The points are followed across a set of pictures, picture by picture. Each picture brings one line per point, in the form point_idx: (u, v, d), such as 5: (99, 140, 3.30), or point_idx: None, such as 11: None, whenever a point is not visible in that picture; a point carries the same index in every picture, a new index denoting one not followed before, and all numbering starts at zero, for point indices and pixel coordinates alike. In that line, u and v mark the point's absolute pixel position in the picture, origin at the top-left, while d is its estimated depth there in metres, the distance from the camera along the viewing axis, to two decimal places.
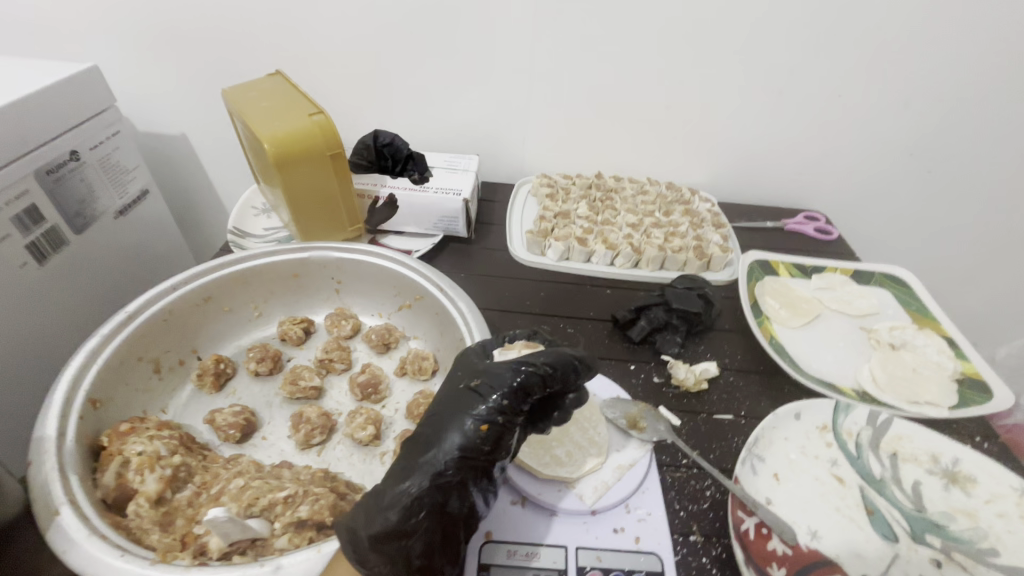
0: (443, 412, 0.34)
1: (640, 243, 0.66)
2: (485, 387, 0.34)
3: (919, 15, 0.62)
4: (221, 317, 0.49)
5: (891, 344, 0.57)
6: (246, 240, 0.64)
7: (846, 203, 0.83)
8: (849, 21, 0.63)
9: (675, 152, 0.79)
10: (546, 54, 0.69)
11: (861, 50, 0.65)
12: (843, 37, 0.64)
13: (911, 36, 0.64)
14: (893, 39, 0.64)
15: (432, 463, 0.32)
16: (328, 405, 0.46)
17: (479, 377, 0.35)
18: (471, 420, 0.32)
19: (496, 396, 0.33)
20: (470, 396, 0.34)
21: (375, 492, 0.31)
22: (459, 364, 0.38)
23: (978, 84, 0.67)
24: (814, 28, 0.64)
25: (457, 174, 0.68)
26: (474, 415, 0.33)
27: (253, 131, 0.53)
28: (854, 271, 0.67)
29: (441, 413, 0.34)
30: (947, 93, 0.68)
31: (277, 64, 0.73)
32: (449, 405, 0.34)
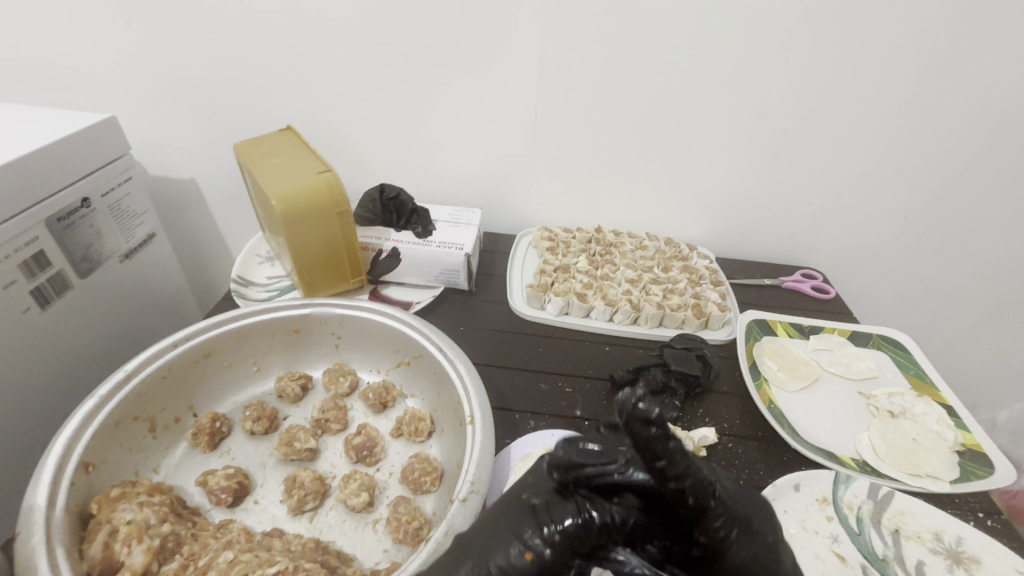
0: (499, 522, 0.36)
1: (639, 299, 0.67)
2: (547, 512, 0.36)
3: (908, 85, 0.65)
4: (220, 373, 0.49)
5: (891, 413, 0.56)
6: (250, 290, 0.64)
7: (842, 262, 0.84)
8: (841, 88, 0.66)
9: (674, 207, 0.81)
10: (550, 112, 0.72)
11: (853, 116, 0.68)
12: (835, 103, 0.67)
13: (900, 105, 0.66)
14: (883, 107, 0.67)
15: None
16: (322, 468, 0.45)
17: (541, 495, 0.37)
18: (516, 546, 0.34)
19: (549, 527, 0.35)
20: (530, 515, 0.36)
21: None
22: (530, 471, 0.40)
23: (968, 150, 0.69)
24: (807, 95, 0.67)
25: (460, 228, 0.69)
26: (521, 540, 0.34)
27: (263, 187, 0.55)
28: (851, 333, 0.67)
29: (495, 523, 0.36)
30: (938, 157, 0.70)
31: (288, 116, 0.75)
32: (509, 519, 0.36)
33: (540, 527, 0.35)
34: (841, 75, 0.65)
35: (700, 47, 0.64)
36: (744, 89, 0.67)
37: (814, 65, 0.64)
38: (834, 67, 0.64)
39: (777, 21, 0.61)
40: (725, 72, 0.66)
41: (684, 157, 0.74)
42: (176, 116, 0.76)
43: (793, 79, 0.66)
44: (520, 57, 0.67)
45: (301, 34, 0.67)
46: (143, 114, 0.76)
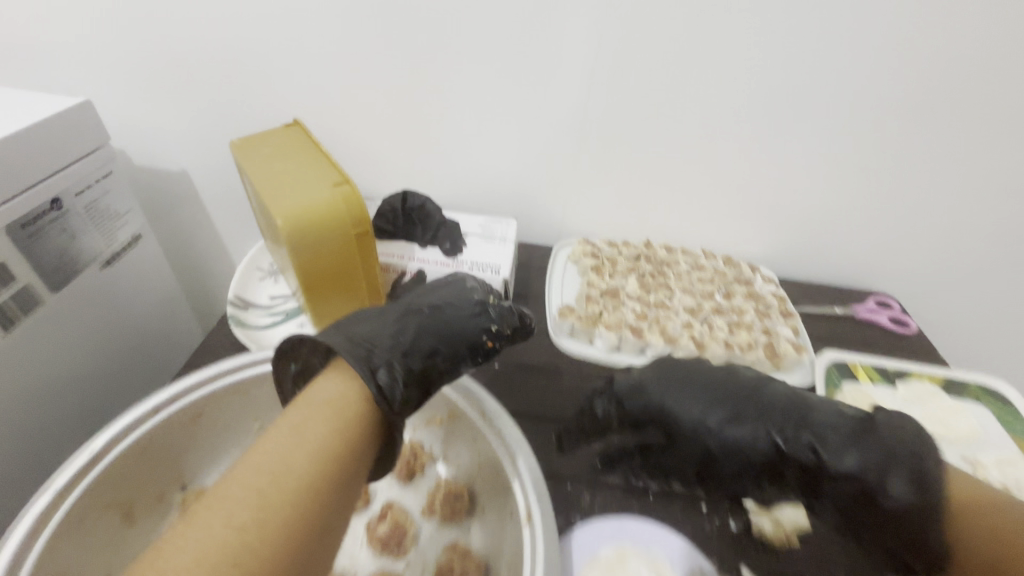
0: (338, 335, 0.39)
1: (702, 335, 0.57)
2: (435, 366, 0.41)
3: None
4: (214, 435, 0.41)
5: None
6: (248, 314, 0.55)
7: (921, 289, 0.73)
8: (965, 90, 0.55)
9: (736, 220, 0.70)
10: (605, 108, 0.61)
11: (972, 125, 0.57)
12: (956, 109, 0.56)
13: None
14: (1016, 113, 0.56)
15: (376, 362, 0.38)
16: (341, 558, 0.39)
17: (445, 345, 0.41)
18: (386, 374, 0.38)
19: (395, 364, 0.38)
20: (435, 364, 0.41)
21: (362, 357, 0.37)
22: (447, 349, 0.42)
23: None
24: (921, 95, 0.56)
25: (494, 244, 0.59)
26: (385, 368, 0.38)
27: (264, 203, 0.45)
28: (944, 380, 0.58)
29: (351, 327, 0.41)
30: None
31: (290, 106, 0.64)
32: (355, 347, 0.38)
33: (396, 358, 0.39)
34: (974, 73, 0.54)
35: (803, 33, 0.53)
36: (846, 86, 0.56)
37: (934, 62, 0.53)
38: (948, 65, 0.53)
39: (905, 4, 0.50)
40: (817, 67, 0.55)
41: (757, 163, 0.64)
42: (163, 106, 0.65)
43: (908, 77, 0.55)
44: (571, 44, 0.56)
45: (312, 6, 0.56)
46: (124, 101, 0.65)
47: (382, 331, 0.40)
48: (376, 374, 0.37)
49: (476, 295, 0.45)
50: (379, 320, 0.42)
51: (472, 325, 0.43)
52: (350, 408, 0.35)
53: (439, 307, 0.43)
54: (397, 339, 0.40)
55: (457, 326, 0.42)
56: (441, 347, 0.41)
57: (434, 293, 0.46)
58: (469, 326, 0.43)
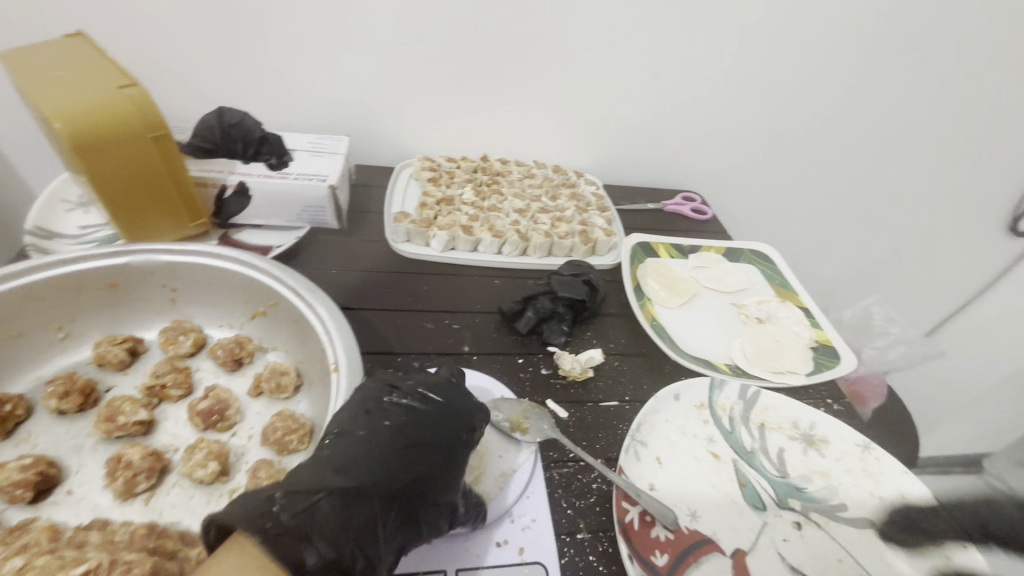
0: (261, 502, 0.27)
1: (527, 229, 0.63)
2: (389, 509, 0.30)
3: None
4: (9, 345, 0.40)
5: (798, 514, 0.43)
6: (52, 244, 0.52)
7: (719, 185, 0.86)
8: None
9: (565, 134, 0.75)
10: (425, 22, 0.62)
11: (741, 29, 0.66)
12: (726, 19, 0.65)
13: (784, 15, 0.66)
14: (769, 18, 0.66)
15: (318, 539, 0.27)
16: (160, 441, 0.38)
17: (414, 471, 0.32)
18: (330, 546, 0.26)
19: (347, 530, 0.28)
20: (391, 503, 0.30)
21: (296, 534, 0.26)
22: (413, 478, 0.32)
23: (835, 65, 0.72)
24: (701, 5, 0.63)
25: (323, 158, 0.60)
26: (325, 541, 0.27)
27: (37, 106, 0.42)
28: (726, 249, 0.70)
29: (289, 483, 0.29)
30: (810, 72, 0.72)
31: (69, 22, 0.57)
32: (291, 515, 0.27)
33: (349, 517, 0.28)
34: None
35: None
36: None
37: None
38: None
39: None
40: None
41: (574, 77, 0.69)
42: None
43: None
44: None
45: None
46: None
47: (322, 478, 0.29)
48: (303, 555, 0.26)
49: (449, 401, 0.37)
50: (323, 457, 0.31)
51: (442, 437, 0.34)
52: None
53: (397, 422, 0.34)
54: (342, 492, 0.29)
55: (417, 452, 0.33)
56: (404, 493, 0.31)
57: (389, 399, 0.36)
58: (432, 447, 0.34)
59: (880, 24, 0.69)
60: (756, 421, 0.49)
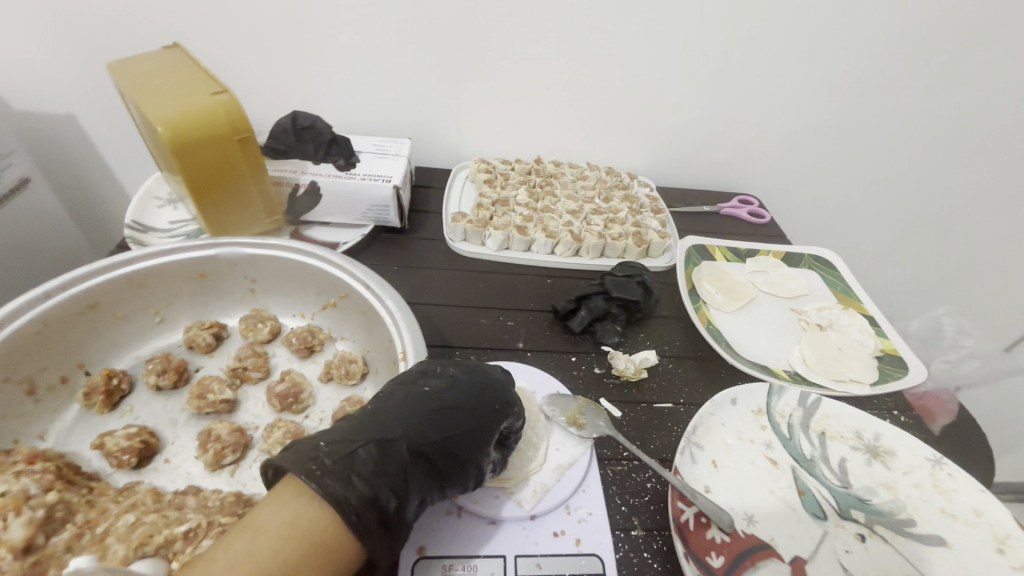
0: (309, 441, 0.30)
1: (580, 230, 0.64)
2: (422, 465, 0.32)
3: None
4: (115, 326, 0.44)
5: (863, 526, 0.41)
6: (147, 236, 0.57)
7: (777, 189, 0.84)
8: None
9: (620, 136, 0.76)
10: (485, 30, 0.63)
11: (808, 28, 0.64)
12: (792, 20, 0.63)
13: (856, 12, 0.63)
14: (839, 15, 0.63)
15: (355, 477, 0.29)
16: (243, 419, 0.42)
17: (447, 435, 0.34)
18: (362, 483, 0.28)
19: (381, 476, 0.30)
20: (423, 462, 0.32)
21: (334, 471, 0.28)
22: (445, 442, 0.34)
23: (910, 63, 0.68)
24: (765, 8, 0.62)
25: (387, 160, 0.63)
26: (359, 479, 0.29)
27: (142, 112, 0.47)
28: (785, 254, 0.69)
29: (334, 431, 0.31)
30: (882, 71, 0.69)
31: (166, 34, 0.62)
32: (331, 456, 0.29)
33: (385, 468, 0.30)
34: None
35: None
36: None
37: None
38: None
39: None
40: None
41: (630, 79, 0.69)
42: (26, 41, 0.62)
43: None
44: None
45: None
46: None
47: (362, 429, 0.31)
48: (342, 492, 0.28)
49: (489, 379, 0.39)
50: (368, 414, 0.33)
51: (478, 411, 0.36)
52: (308, 521, 0.26)
53: (437, 394, 0.35)
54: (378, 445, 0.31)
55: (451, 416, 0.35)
56: (435, 450, 0.33)
57: (429, 370, 0.38)
58: (464, 412, 0.35)
59: (963, 19, 0.65)
60: (816, 429, 0.47)
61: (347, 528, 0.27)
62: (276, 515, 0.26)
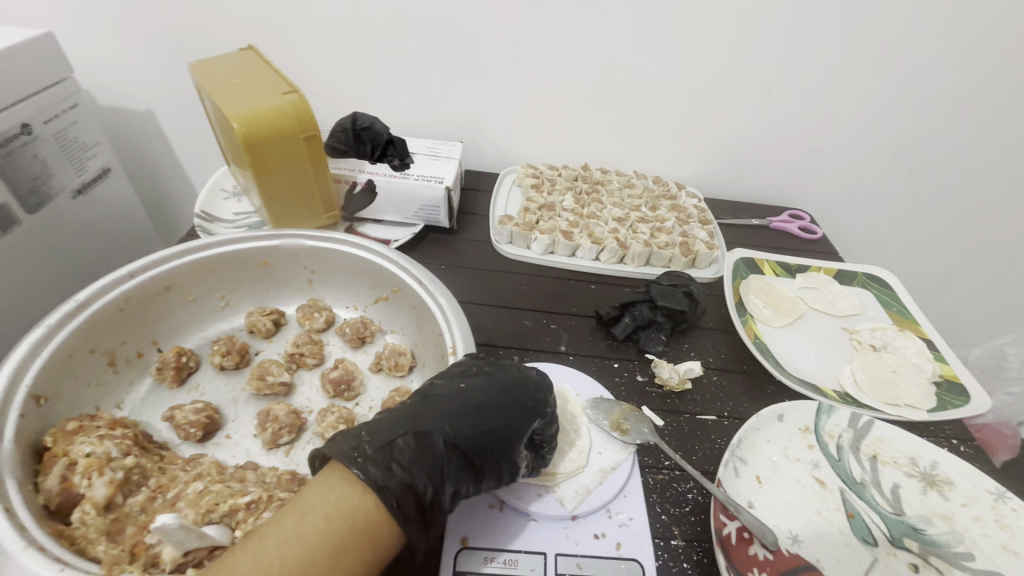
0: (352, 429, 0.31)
1: (626, 237, 0.64)
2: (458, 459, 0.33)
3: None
4: (185, 307, 0.47)
5: (916, 556, 0.40)
6: (215, 225, 0.60)
7: (831, 205, 0.81)
8: (865, 5, 0.59)
9: (669, 145, 0.75)
10: (541, 38, 0.64)
11: (873, 39, 0.62)
12: (855, 34, 0.62)
13: (926, 23, 0.61)
14: (909, 27, 0.61)
15: (395, 467, 0.30)
16: (298, 402, 0.44)
17: (483, 430, 0.34)
18: (401, 473, 0.30)
19: (419, 466, 0.31)
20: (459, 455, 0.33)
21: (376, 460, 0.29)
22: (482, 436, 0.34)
23: (983, 78, 0.65)
24: (827, 21, 0.61)
25: (439, 162, 0.65)
26: (399, 469, 0.30)
27: (220, 109, 0.50)
28: (837, 271, 0.67)
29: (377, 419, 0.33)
30: (952, 85, 0.66)
31: (241, 38, 0.66)
32: (372, 443, 0.30)
33: (423, 459, 0.31)
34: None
35: None
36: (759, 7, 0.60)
37: None
38: None
39: None
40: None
41: (684, 88, 0.68)
42: (118, 43, 0.67)
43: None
44: None
45: None
46: (80, 36, 0.67)
47: (402, 421, 0.32)
48: (382, 479, 0.29)
49: (525, 377, 0.39)
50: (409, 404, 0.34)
51: (513, 408, 0.36)
52: (352, 505, 0.27)
53: (474, 391, 0.36)
54: (418, 437, 0.32)
55: (484, 413, 0.35)
56: (472, 445, 0.33)
57: (468, 368, 0.38)
58: (500, 410, 0.36)
59: None
60: (867, 452, 0.46)
61: (388, 513, 0.28)
62: (323, 498, 0.27)
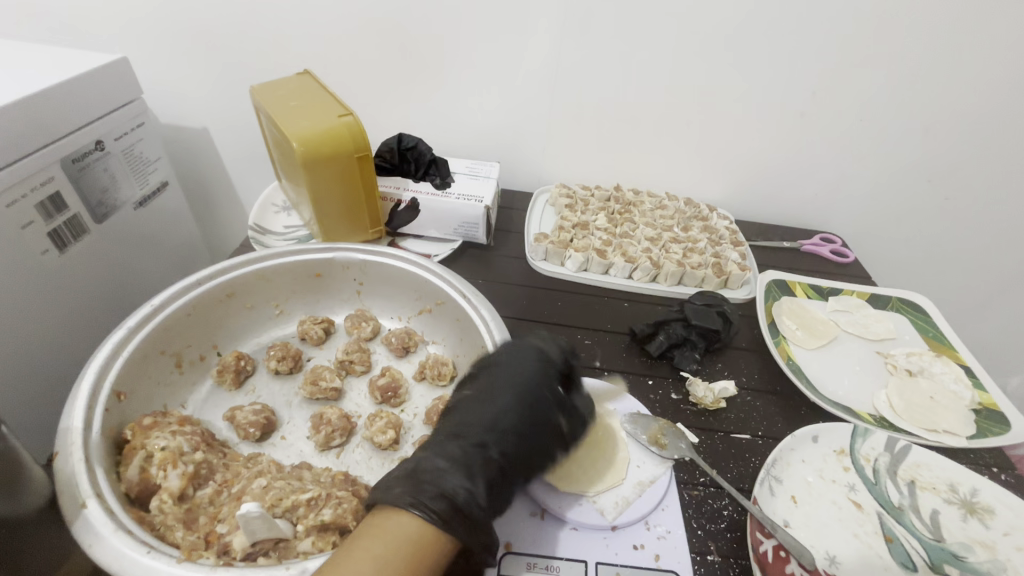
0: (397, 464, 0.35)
1: (659, 257, 0.66)
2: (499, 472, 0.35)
3: (972, 27, 0.60)
4: (243, 314, 0.50)
5: None
6: (268, 237, 0.64)
7: (864, 229, 0.81)
8: (900, 34, 0.61)
9: (701, 167, 0.77)
10: (580, 65, 0.67)
11: (908, 66, 0.64)
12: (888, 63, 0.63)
13: (961, 53, 0.62)
14: (942, 55, 0.62)
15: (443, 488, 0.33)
16: (348, 407, 0.46)
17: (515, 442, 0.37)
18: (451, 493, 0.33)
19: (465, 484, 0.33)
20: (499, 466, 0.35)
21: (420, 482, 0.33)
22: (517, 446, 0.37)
23: (1018, 106, 0.66)
24: (859, 49, 0.63)
25: (479, 181, 0.68)
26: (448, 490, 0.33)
27: (282, 130, 0.53)
28: (871, 295, 0.67)
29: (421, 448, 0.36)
30: (988, 113, 0.67)
31: (296, 63, 0.71)
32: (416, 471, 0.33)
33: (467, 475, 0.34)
34: (910, 15, 0.59)
35: None
36: (794, 35, 0.62)
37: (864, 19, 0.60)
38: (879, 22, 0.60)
39: None
40: (766, 25, 0.62)
41: (717, 113, 0.70)
42: (184, 66, 0.72)
43: (851, 23, 0.61)
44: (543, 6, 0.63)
45: None
46: (150, 60, 0.72)
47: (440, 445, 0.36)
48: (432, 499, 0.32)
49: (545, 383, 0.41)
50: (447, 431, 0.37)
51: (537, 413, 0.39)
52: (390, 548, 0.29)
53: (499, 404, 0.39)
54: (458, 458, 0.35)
55: (520, 439, 0.37)
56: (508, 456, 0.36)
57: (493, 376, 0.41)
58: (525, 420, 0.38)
59: None
60: (904, 477, 0.46)
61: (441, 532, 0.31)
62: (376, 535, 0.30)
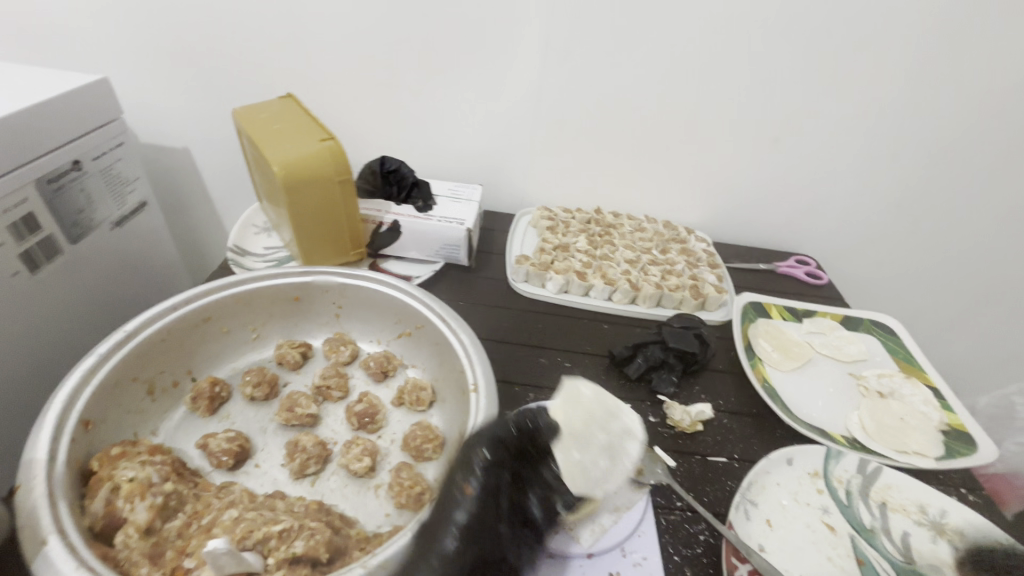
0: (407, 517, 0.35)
1: (637, 279, 0.67)
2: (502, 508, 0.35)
3: (932, 61, 0.63)
4: (219, 338, 0.50)
5: None
6: (246, 259, 0.63)
7: (837, 251, 0.84)
8: (864, 66, 0.64)
9: (679, 191, 0.79)
10: (561, 91, 0.69)
11: (874, 96, 0.66)
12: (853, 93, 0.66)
13: (921, 85, 0.65)
14: (904, 87, 0.65)
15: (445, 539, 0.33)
16: (324, 433, 0.46)
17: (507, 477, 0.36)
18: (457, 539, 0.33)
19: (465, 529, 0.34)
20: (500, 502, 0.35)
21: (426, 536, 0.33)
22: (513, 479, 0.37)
23: (976, 136, 0.69)
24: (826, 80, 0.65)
25: (460, 204, 0.68)
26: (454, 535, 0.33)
27: (263, 154, 0.54)
28: (843, 317, 0.69)
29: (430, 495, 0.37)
30: (948, 141, 0.70)
31: (281, 85, 0.71)
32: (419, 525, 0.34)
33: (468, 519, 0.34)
34: (872, 50, 0.62)
35: (729, 15, 0.61)
36: (765, 67, 0.65)
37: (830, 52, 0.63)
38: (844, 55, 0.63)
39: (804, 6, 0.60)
40: (738, 55, 0.64)
41: (693, 139, 0.72)
42: (167, 87, 0.73)
43: (817, 56, 0.64)
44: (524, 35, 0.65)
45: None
46: (133, 80, 0.72)
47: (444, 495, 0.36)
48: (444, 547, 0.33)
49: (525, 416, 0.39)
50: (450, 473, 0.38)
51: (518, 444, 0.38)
52: None
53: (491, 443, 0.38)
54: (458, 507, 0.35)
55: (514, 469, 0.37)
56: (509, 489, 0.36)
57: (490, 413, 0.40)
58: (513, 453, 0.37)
59: None
60: (875, 499, 0.47)
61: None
62: None
